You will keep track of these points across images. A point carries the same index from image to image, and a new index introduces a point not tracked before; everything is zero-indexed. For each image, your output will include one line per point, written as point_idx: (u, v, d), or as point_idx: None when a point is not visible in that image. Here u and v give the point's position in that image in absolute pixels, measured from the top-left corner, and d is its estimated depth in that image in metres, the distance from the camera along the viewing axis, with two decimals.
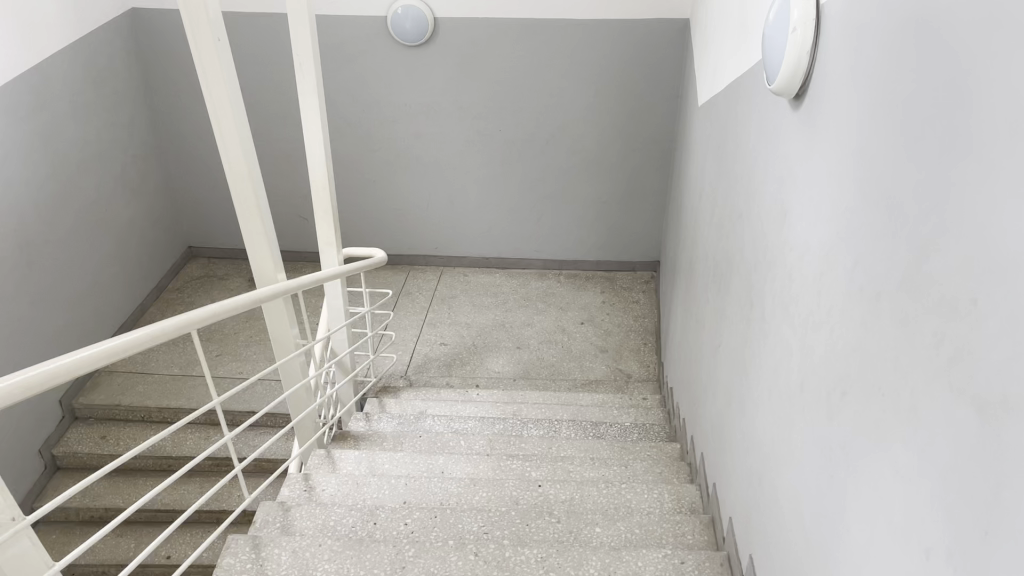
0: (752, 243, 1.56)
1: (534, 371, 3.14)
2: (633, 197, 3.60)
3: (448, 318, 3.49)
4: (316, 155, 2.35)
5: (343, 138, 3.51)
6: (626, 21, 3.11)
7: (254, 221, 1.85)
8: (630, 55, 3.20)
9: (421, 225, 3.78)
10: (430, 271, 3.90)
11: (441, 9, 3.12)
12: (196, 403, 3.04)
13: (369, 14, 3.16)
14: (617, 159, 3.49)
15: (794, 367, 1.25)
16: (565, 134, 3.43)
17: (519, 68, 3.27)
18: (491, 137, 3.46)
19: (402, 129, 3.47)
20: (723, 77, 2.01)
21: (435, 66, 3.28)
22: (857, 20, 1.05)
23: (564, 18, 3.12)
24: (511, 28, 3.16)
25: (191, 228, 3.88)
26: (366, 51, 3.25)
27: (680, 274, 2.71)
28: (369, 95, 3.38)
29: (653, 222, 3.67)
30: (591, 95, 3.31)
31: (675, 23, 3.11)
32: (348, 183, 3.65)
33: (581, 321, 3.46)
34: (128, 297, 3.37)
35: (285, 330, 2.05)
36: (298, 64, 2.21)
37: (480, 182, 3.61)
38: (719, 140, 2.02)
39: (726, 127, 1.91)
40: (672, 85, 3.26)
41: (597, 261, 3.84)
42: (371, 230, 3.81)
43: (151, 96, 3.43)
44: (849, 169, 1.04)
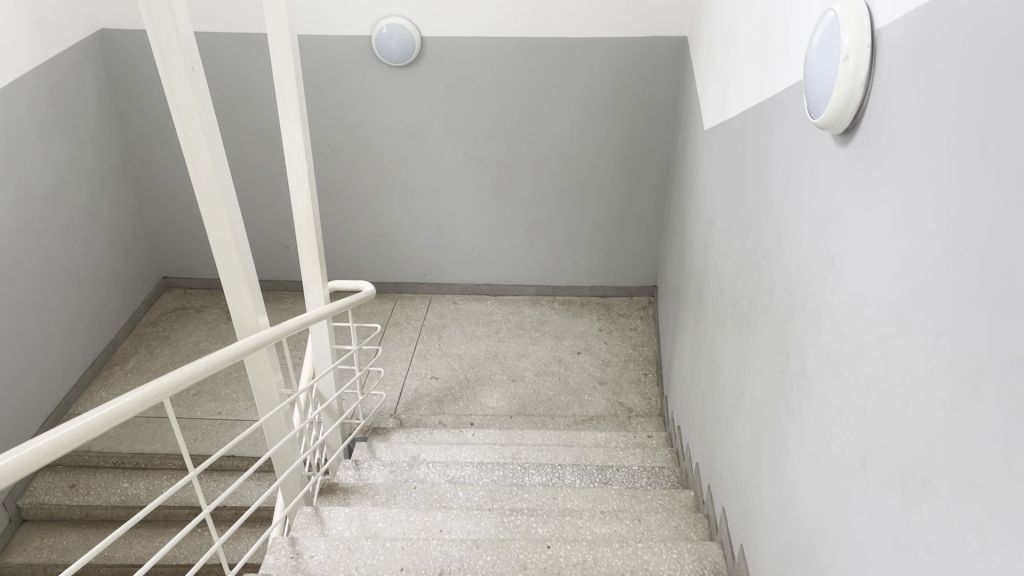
0: (786, 288, 1.42)
1: (530, 406, 2.98)
2: (629, 221, 3.46)
3: (439, 349, 3.33)
4: (300, 187, 2.19)
5: (326, 162, 3.35)
6: (622, 40, 2.99)
7: (233, 264, 1.68)
8: (626, 75, 3.07)
9: (409, 252, 3.63)
10: (418, 299, 3.74)
11: (428, 27, 2.99)
12: (172, 448, 2.85)
13: (353, 34, 3.01)
14: (613, 182, 3.35)
15: (851, 438, 1.11)
16: (559, 157, 3.29)
17: (510, 89, 3.13)
18: (481, 159, 3.32)
19: (388, 153, 3.32)
20: (738, 103, 1.87)
21: (423, 87, 3.14)
22: (930, 51, 0.91)
23: (557, 37, 2.99)
24: (502, 47, 3.03)
25: (165, 257, 3.69)
26: (350, 72, 3.11)
27: (686, 307, 2.57)
28: (353, 117, 3.23)
29: (651, 246, 3.54)
30: (585, 116, 3.18)
31: (672, 40, 2.98)
32: (332, 209, 3.49)
33: (577, 351, 3.31)
34: (98, 333, 3.17)
35: (268, 379, 1.88)
36: (279, 90, 2.06)
37: (470, 207, 3.46)
38: (735, 170, 1.88)
39: (744, 157, 1.78)
40: (669, 106, 3.14)
41: (592, 286, 3.70)
42: (356, 257, 3.65)
43: (123, 119, 3.25)
44: (930, 221, 0.90)
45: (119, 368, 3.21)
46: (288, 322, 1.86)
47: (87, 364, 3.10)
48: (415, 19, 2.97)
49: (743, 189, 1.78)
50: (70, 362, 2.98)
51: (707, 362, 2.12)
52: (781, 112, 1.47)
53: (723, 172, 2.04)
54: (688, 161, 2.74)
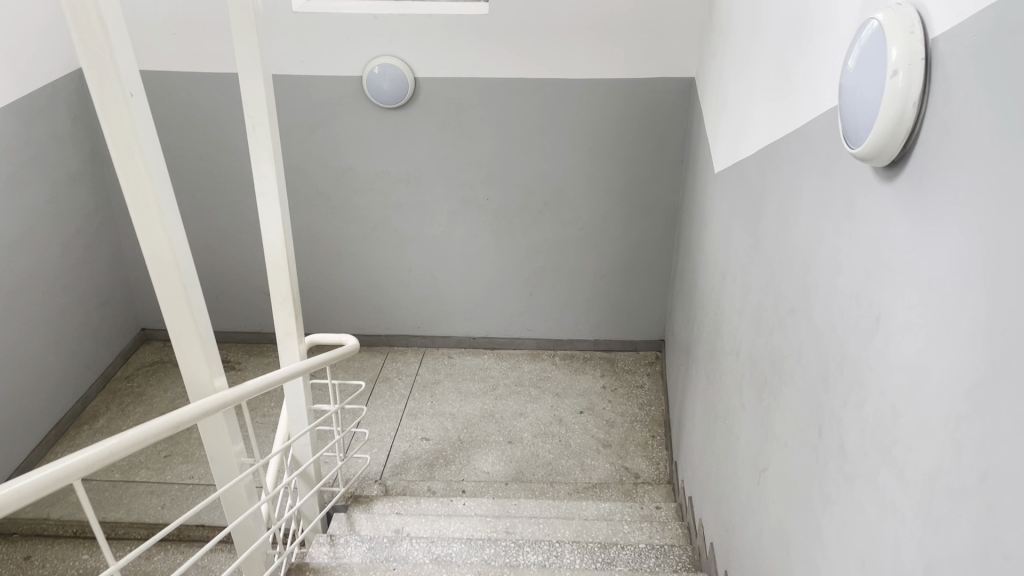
0: (818, 348, 1.21)
1: (528, 471, 2.75)
2: (635, 272, 3.26)
3: (431, 407, 3.10)
4: (272, 231, 2.00)
5: (314, 208, 3.18)
6: (626, 80, 2.83)
7: (184, 316, 1.48)
8: (630, 118, 2.91)
9: (401, 302, 3.43)
10: (411, 352, 3.53)
11: (421, 67, 2.85)
12: (137, 517, 2.61)
13: (343, 73, 2.87)
14: (617, 231, 3.17)
15: (910, 539, 0.88)
16: (559, 204, 3.12)
17: (508, 132, 2.97)
18: (478, 207, 3.14)
19: (379, 199, 3.15)
20: (756, 139, 1.69)
21: (416, 130, 2.98)
22: (1007, 55, 0.72)
23: (556, 77, 2.84)
24: (500, 88, 2.88)
25: (144, 308, 3.50)
26: (340, 114, 2.96)
27: (696, 365, 2.35)
28: (342, 161, 3.07)
29: (658, 297, 3.33)
30: (587, 160, 3.01)
31: (679, 81, 2.82)
32: (320, 257, 3.30)
33: (579, 410, 3.08)
34: (65, 390, 2.96)
35: (225, 447, 1.67)
36: (250, 125, 1.88)
37: (467, 256, 3.27)
38: (753, 213, 1.69)
39: (764, 198, 1.58)
40: (677, 151, 2.97)
41: (596, 339, 3.49)
42: (346, 308, 3.46)
43: (101, 162, 3.10)
44: (1017, 268, 0.70)
45: (88, 427, 2.99)
46: (249, 382, 1.66)
47: (52, 423, 2.88)
48: (408, 58, 2.82)
49: (763, 234, 1.58)
50: (32, 420, 2.76)
51: (722, 428, 1.90)
52: (809, 144, 1.28)
53: (738, 216, 1.85)
54: (698, 208, 2.55)
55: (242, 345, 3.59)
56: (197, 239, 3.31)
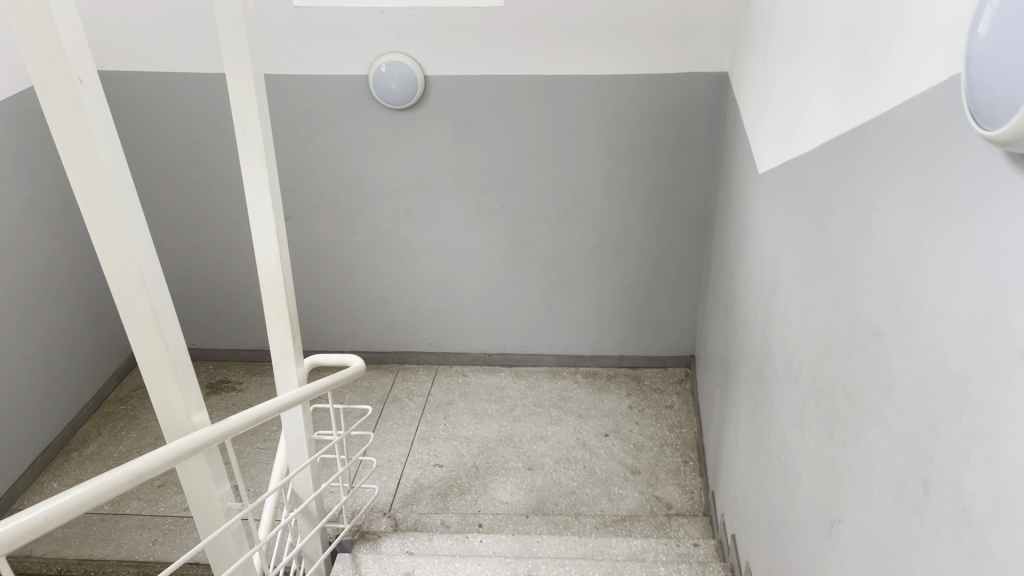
0: (923, 385, 0.98)
1: (550, 503, 2.52)
2: (663, 283, 3.04)
3: (444, 431, 2.88)
4: (265, 243, 1.78)
5: (318, 217, 2.97)
6: (652, 76, 2.62)
7: (155, 344, 1.27)
8: (658, 117, 2.69)
9: (411, 317, 3.21)
10: (423, 370, 3.31)
11: (432, 64, 2.64)
12: (126, 554, 2.40)
13: (348, 71, 2.67)
14: (643, 239, 2.94)
15: None
16: (580, 210, 2.90)
17: (526, 134, 2.76)
18: (493, 214, 2.93)
19: (387, 206, 2.93)
20: (820, 133, 1.46)
21: (426, 132, 2.77)
22: None
23: (577, 74, 2.63)
24: (517, 86, 2.67)
25: None
26: (345, 116, 2.75)
27: (738, 388, 2.12)
28: (348, 167, 2.86)
29: (686, 310, 3.10)
30: (610, 164, 2.79)
31: (711, 76, 2.60)
32: (325, 270, 3.10)
33: (604, 433, 2.85)
34: (53, 415, 2.76)
35: (209, 492, 1.46)
36: (238, 124, 1.67)
37: (482, 268, 3.06)
38: (818, 220, 1.46)
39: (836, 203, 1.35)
40: (708, 152, 2.74)
41: (621, 355, 3.26)
42: (353, 323, 3.24)
43: None
44: None
45: (77, 455, 2.78)
46: (234, 417, 1.45)
47: (38, 451, 2.68)
48: (417, 55, 2.62)
49: (834, 243, 1.35)
50: (15, 449, 2.56)
51: (776, 464, 1.66)
52: (906, 132, 1.05)
53: (794, 223, 1.62)
54: (736, 214, 2.33)
55: (243, 364, 3.38)
56: (195, 251, 3.11)
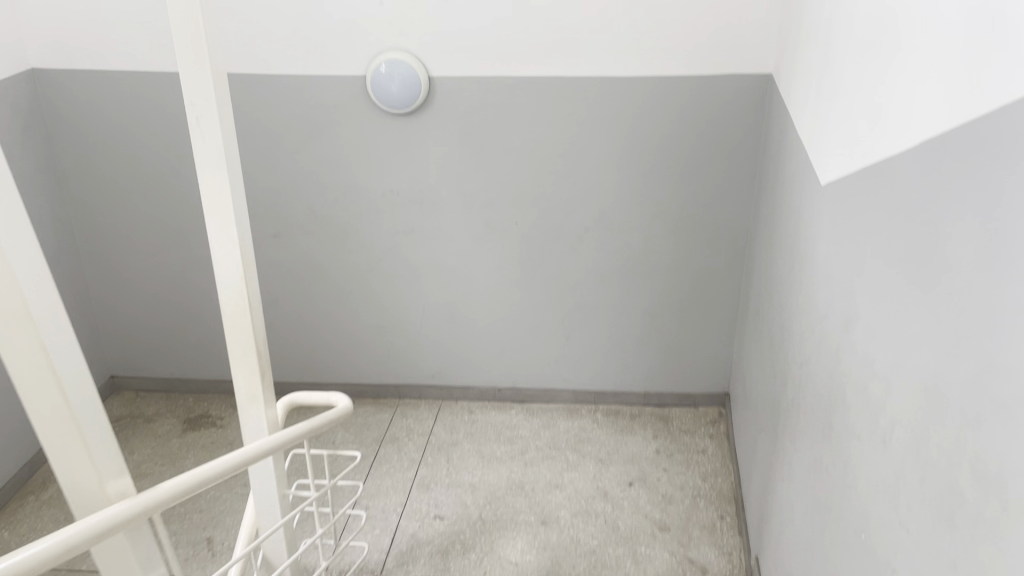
0: None
1: (566, 565, 2.18)
2: (694, 312, 2.70)
3: (447, 477, 2.55)
4: (227, 261, 1.46)
5: (309, 234, 2.66)
6: (684, 77, 2.33)
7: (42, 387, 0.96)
8: (690, 125, 2.40)
9: (412, 347, 2.86)
10: (426, 405, 2.91)
11: (436, 64, 2.37)
12: None
13: (344, 71, 2.39)
14: (672, 262, 2.62)
15: None
16: (602, 229, 2.58)
17: (542, 143, 2.46)
18: (505, 233, 2.62)
19: (387, 222, 2.62)
20: (925, 127, 1.14)
21: (431, 140, 2.48)
22: None
23: (599, 75, 2.35)
24: (532, 90, 2.38)
25: (114, 352, 2.95)
26: (340, 122, 2.47)
27: (796, 443, 1.75)
28: (343, 179, 2.56)
29: (720, 342, 2.76)
30: (636, 177, 2.49)
31: (752, 78, 2.30)
32: (316, 293, 2.76)
33: (628, 482, 2.51)
34: (7, 454, 2.46)
35: None
36: (191, 116, 1.35)
37: (491, 293, 2.73)
38: (924, 239, 1.13)
39: (959, 211, 1.02)
40: (747, 164, 2.43)
41: (646, 393, 2.89)
42: (348, 353, 2.88)
43: (61, 180, 2.62)
44: None
45: (34, 498, 2.49)
46: (185, 476, 1.18)
47: None
48: (421, 53, 2.35)
49: (956, 269, 1.02)
50: None
51: (856, 548, 1.31)
52: None
53: (885, 243, 1.28)
54: (791, 232, 1.96)
55: (229, 397, 2.97)
56: (174, 271, 2.77)
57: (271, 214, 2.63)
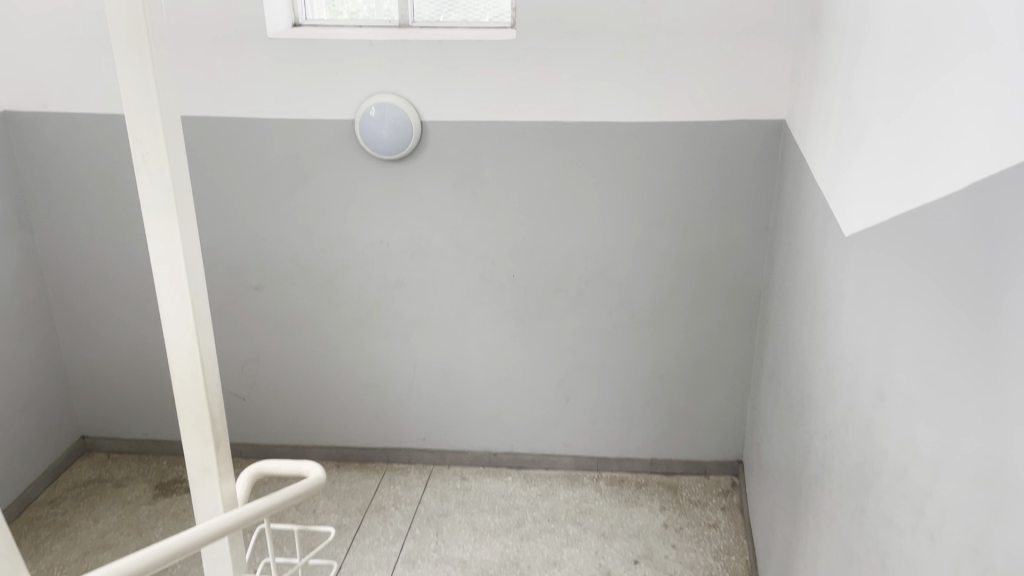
0: None
1: None
2: (705, 372, 2.51)
3: (435, 551, 2.34)
4: (176, 316, 1.30)
5: (293, 287, 2.50)
6: (691, 123, 2.20)
7: None
8: (698, 173, 2.26)
9: (402, 407, 2.67)
10: (415, 472, 2.71)
11: (429, 108, 2.25)
12: None
13: (332, 115, 2.27)
14: (680, 318, 2.44)
15: None
16: (605, 283, 2.41)
17: (541, 191, 2.32)
18: (501, 286, 2.45)
19: (376, 274, 2.46)
20: (972, 167, 0.98)
21: (423, 187, 2.34)
22: None
23: (601, 120, 2.22)
24: (531, 134, 2.26)
25: (86, 410, 2.77)
26: (328, 168, 2.33)
27: (823, 529, 1.54)
28: (329, 229, 2.41)
29: (733, 405, 2.56)
30: (641, 228, 2.34)
31: (763, 123, 2.17)
32: (300, 350, 2.59)
33: (632, 559, 2.29)
34: None
35: None
36: (136, 154, 1.21)
37: (486, 350, 2.55)
38: (980, 297, 0.95)
39: (1022, 265, 0.85)
40: (760, 215, 2.28)
41: (653, 460, 2.68)
42: (333, 414, 2.69)
43: (35, 228, 2.49)
44: None
45: None
46: None
47: None
48: (413, 97, 2.23)
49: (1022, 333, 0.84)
50: None
51: None
52: None
53: (929, 301, 1.11)
54: (811, 288, 1.79)
55: None
56: (149, 325, 2.61)
57: (253, 265, 2.48)
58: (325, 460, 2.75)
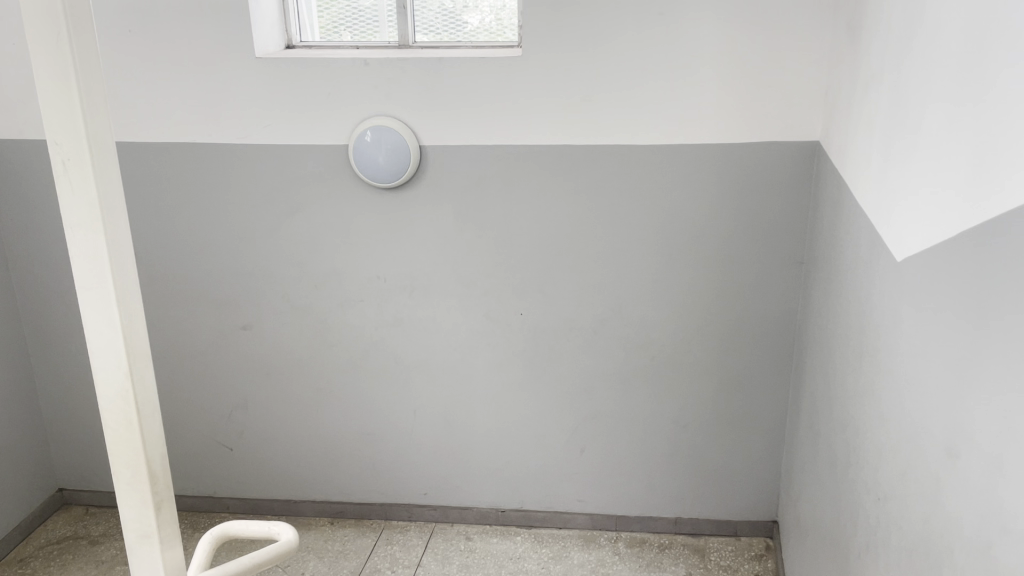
0: None
1: None
2: (734, 421, 2.27)
3: None
4: (106, 354, 1.10)
5: (283, 327, 2.31)
6: (715, 146, 2.01)
7: None
8: (723, 200, 2.05)
9: (402, 459, 2.45)
10: (414, 530, 2.47)
11: (429, 131, 2.07)
12: None
13: (324, 140, 2.10)
14: (705, 361, 2.21)
15: None
16: (622, 322, 2.20)
17: (551, 222, 2.12)
18: (508, 326, 2.24)
19: (373, 313, 2.27)
20: None
21: (422, 218, 2.15)
22: None
23: (615, 143, 2.03)
24: (538, 159, 2.07)
25: (63, 461, 2.58)
26: (320, 197, 2.16)
27: None
28: (321, 264, 2.23)
29: (765, 458, 2.30)
30: (660, 260, 2.13)
31: (794, 145, 1.98)
32: (290, 395, 2.39)
33: None
34: None
35: None
36: (55, 162, 1.00)
37: (492, 396, 2.33)
38: None
39: None
40: (792, 245, 2.07)
41: (677, 519, 2.42)
42: (327, 466, 2.48)
43: (10, 264, 2.33)
44: None
45: None
46: None
47: None
48: (411, 120, 2.06)
49: None
50: None
51: None
52: None
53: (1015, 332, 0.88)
54: (857, 326, 1.56)
55: (186, 515, 2.55)
56: None
57: (241, 303, 2.29)
58: (318, 516, 2.53)
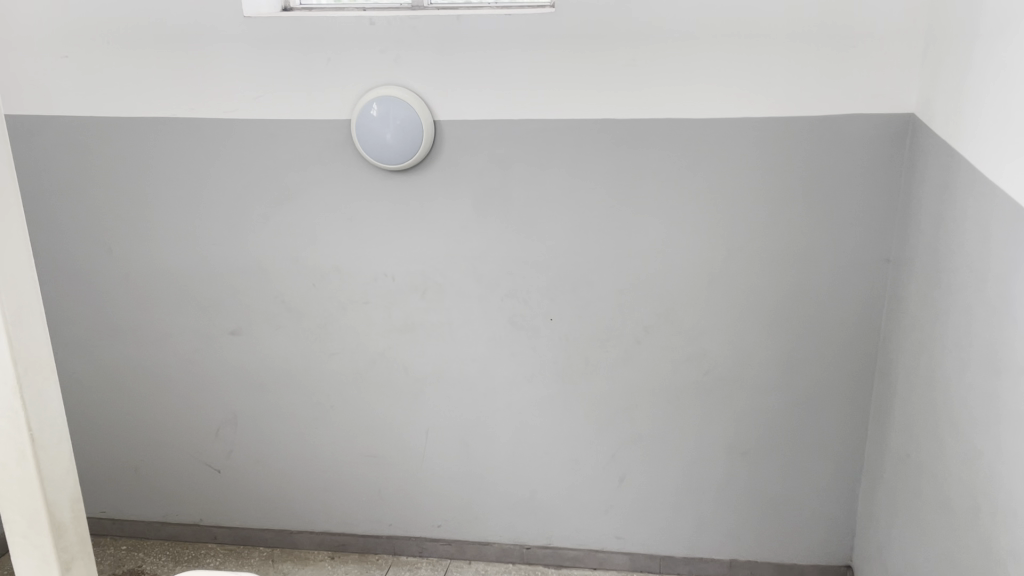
0: None
1: None
2: (802, 447, 1.93)
3: None
4: None
5: (277, 332, 2.01)
6: (786, 120, 1.68)
7: None
8: (795, 186, 1.72)
9: (412, 485, 2.13)
10: (426, 568, 2.15)
11: (445, 103, 1.76)
12: None
13: (323, 114, 1.80)
14: (769, 377, 1.88)
15: None
16: (670, 331, 1.87)
17: (588, 211, 1.80)
18: (535, 334, 1.93)
19: (379, 316, 1.96)
20: None
21: (437, 208, 1.85)
22: None
23: (666, 117, 1.71)
24: (573, 136, 1.75)
25: None
26: (319, 181, 1.86)
27: None
28: (321, 260, 1.93)
29: (838, 491, 1.96)
30: (720, 257, 1.80)
31: (884, 118, 1.64)
32: (286, 411, 2.09)
33: None
34: None
35: None
36: None
37: (516, 414, 2.01)
38: None
39: None
40: (878, 240, 1.73)
41: (732, 561, 2.07)
42: (328, 492, 2.17)
43: None
44: None
45: None
46: None
47: None
48: (423, 90, 1.76)
49: None
50: None
51: None
52: None
53: None
54: (985, 334, 1.22)
55: (169, 545, 2.25)
56: (105, 378, 2.13)
57: (230, 305, 2.00)
58: (317, 549, 2.22)
